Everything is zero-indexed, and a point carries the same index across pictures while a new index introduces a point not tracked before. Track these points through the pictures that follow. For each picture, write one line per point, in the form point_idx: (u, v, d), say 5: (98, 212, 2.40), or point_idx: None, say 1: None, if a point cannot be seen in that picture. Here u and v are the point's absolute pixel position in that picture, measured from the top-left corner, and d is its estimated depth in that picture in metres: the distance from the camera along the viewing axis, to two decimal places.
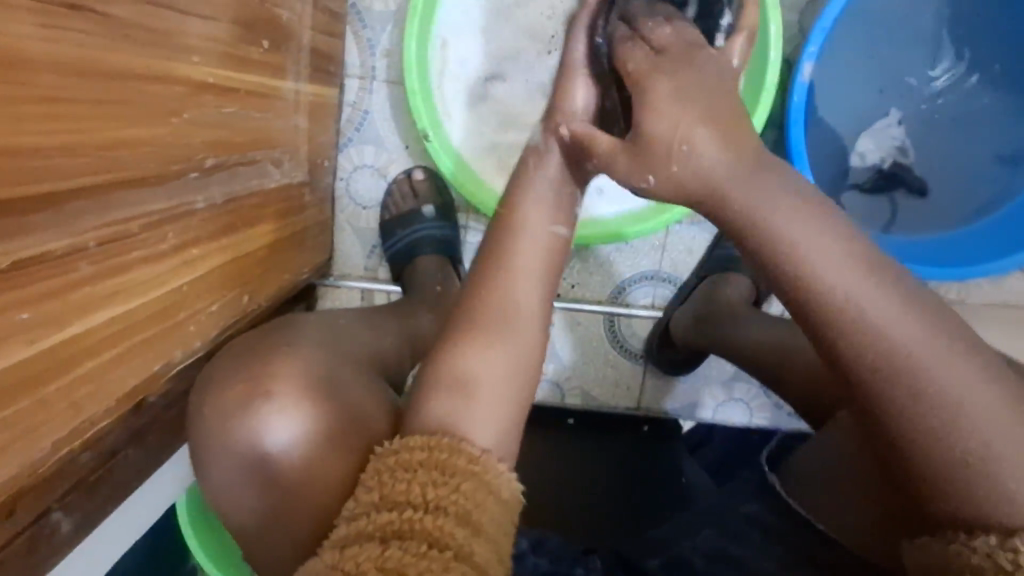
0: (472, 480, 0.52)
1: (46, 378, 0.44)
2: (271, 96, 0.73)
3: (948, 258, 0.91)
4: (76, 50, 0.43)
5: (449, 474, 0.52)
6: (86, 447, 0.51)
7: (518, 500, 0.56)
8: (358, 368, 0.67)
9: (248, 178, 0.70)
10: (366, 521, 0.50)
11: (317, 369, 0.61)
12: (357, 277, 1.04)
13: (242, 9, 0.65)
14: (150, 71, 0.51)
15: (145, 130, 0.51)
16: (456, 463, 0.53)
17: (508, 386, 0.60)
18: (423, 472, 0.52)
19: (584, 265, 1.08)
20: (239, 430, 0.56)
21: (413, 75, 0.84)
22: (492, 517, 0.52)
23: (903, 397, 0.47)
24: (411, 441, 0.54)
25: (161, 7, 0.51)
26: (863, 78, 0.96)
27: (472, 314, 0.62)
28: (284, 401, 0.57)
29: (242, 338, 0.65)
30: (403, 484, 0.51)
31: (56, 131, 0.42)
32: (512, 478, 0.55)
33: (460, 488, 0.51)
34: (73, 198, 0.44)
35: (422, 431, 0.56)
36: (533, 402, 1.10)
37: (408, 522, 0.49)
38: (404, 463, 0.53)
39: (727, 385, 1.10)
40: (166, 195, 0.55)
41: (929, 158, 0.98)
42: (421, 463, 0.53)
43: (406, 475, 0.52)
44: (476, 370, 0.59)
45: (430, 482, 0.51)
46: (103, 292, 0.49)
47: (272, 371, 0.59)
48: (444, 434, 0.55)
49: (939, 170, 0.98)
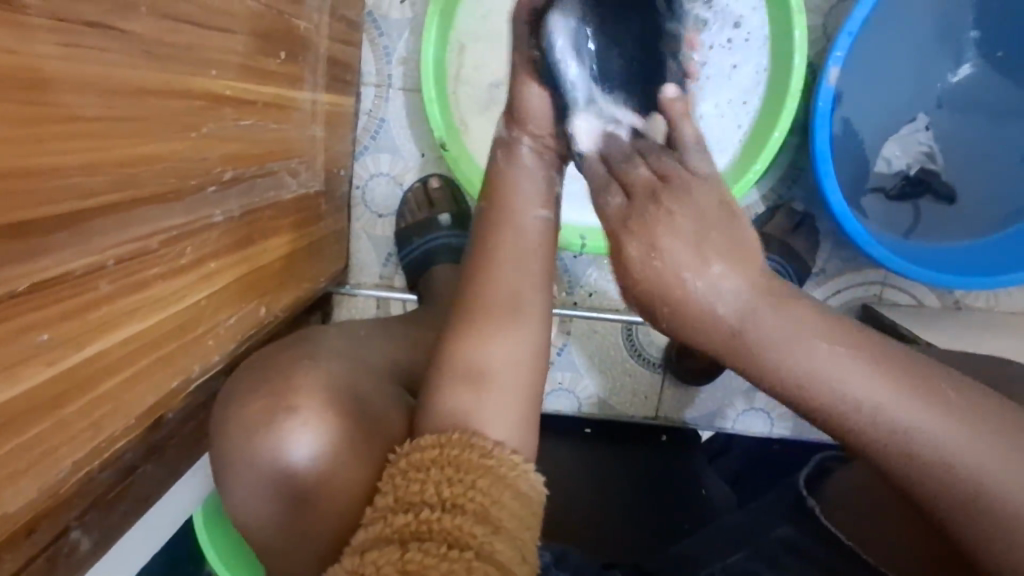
0: (487, 476, 0.52)
1: (65, 398, 0.44)
2: (288, 108, 0.73)
3: (975, 265, 0.89)
4: (95, 68, 0.43)
5: (463, 470, 0.52)
6: (104, 466, 0.51)
7: (538, 495, 0.56)
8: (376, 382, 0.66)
9: (265, 190, 0.70)
10: (381, 524, 0.49)
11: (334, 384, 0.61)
12: (372, 284, 1.04)
13: (259, 21, 0.64)
14: (169, 86, 0.51)
15: (163, 147, 0.51)
16: (468, 459, 0.53)
17: (523, 396, 0.59)
18: (436, 471, 0.52)
19: (602, 273, 1.06)
20: (255, 447, 0.56)
21: (429, 83, 0.83)
22: (510, 511, 0.52)
23: (909, 431, 0.46)
24: (422, 441, 0.54)
25: (179, 22, 0.51)
26: (890, 80, 0.94)
27: (482, 320, 0.60)
28: (300, 416, 0.56)
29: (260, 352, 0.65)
30: (416, 484, 0.51)
31: (76, 150, 0.42)
32: (528, 471, 0.55)
33: (476, 484, 0.51)
34: (92, 216, 0.44)
35: (436, 434, 0.56)
36: (549, 411, 1.09)
37: (425, 523, 0.48)
38: (417, 463, 0.52)
39: (747, 395, 1.09)
40: (185, 210, 0.55)
41: (957, 164, 0.96)
42: (434, 461, 0.52)
43: (419, 474, 0.52)
44: (486, 376, 0.58)
45: (444, 480, 0.51)
46: (122, 310, 0.48)
47: (288, 386, 0.58)
48: (455, 432, 0.55)
49: (969, 174, 0.95)
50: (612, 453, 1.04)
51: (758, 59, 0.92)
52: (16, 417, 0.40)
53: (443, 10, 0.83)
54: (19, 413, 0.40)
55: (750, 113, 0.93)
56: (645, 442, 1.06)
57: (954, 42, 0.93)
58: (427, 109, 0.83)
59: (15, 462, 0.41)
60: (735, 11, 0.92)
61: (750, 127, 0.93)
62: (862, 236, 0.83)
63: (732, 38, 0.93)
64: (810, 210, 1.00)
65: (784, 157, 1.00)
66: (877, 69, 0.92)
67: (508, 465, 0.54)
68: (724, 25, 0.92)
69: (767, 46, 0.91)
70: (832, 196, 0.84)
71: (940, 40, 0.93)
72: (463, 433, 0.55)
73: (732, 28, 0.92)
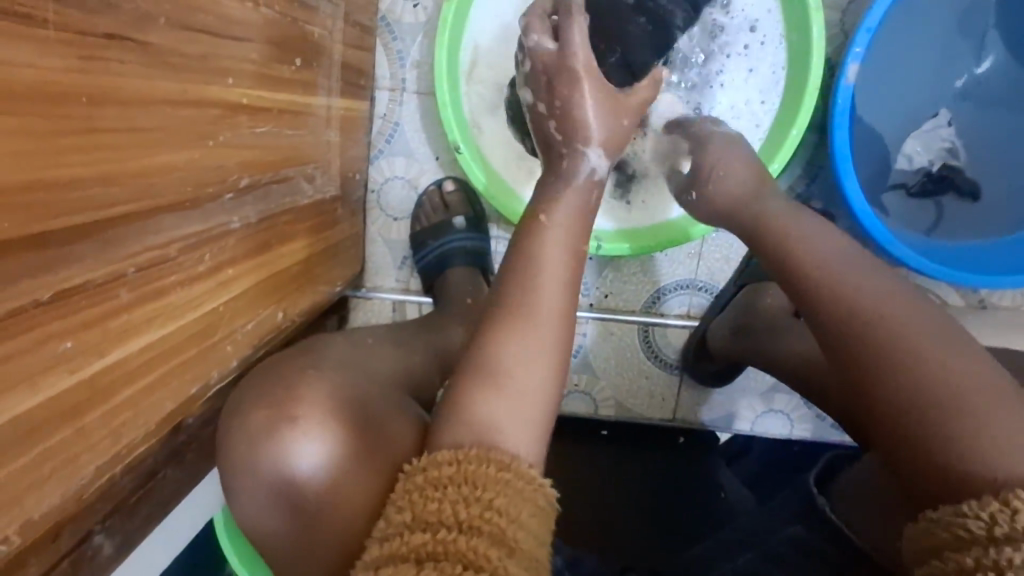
0: (506, 495, 0.50)
1: (84, 408, 0.45)
2: (303, 114, 0.73)
3: (1000, 264, 0.87)
4: (112, 80, 0.43)
5: (481, 488, 0.50)
6: (127, 470, 0.52)
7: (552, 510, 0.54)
8: (388, 390, 0.67)
9: (283, 197, 0.70)
10: (397, 542, 0.47)
11: (343, 390, 0.61)
12: (389, 288, 1.04)
13: (273, 28, 0.65)
14: (185, 96, 0.52)
15: (181, 156, 0.52)
16: (486, 474, 0.51)
17: (538, 402, 0.58)
18: (453, 489, 0.50)
19: (618, 274, 1.06)
20: (265, 455, 0.56)
21: (443, 87, 0.83)
22: (529, 531, 0.50)
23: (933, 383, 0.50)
24: (439, 456, 0.53)
25: (195, 33, 0.52)
26: (909, 76, 0.92)
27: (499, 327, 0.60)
28: (307, 424, 0.57)
29: (277, 356, 0.66)
30: (433, 502, 0.49)
31: (92, 162, 0.42)
32: (546, 487, 0.54)
33: (494, 504, 0.49)
34: (109, 226, 0.44)
35: (450, 446, 0.55)
36: (565, 412, 1.08)
37: (442, 543, 0.46)
38: (434, 480, 0.51)
39: (766, 397, 1.08)
40: (202, 217, 0.56)
41: (981, 161, 0.94)
42: (452, 478, 0.51)
43: (436, 492, 0.50)
44: (505, 382, 0.58)
45: (462, 499, 0.49)
46: (140, 318, 0.49)
47: (296, 394, 0.59)
48: (471, 447, 0.54)
49: (992, 170, 0.93)
50: (631, 455, 1.05)
51: (775, 61, 0.91)
52: (36, 426, 0.41)
53: (457, 13, 0.83)
54: (39, 421, 0.41)
55: (768, 113, 0.92)
56: (664, 442, 1.07)
57: (976, 34, 0.91)
58: (442, 112, 0.83)
59: (37, 470, 0.42)
60: (752, 19, 0.91)
61: (770, 125, 0.92)
62: (883, 235, 0.82)
63: (748, 43, 0.92)
64: (829, 209, 0.98)
65: (802, 156, 0.98)
66: (897, 64, 0.91)
67: (528, 483, 0.53)
68: (742, 31, 0.91)
69: (785, 47, 0.90)
70: (851, 194, 0.82)
71: (961, 35, 0.91)
72: (482, 448, 0.54)
73: (749, 34, 0.92)
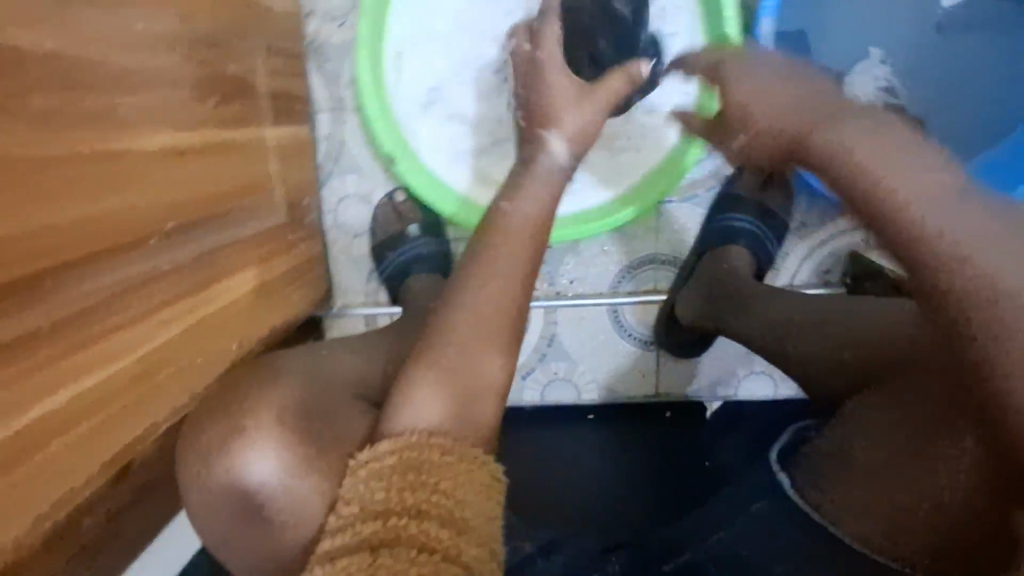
0: (451, 477, 0.53)
1: (24, 457, 0.47)
2: (241, 146, 0.75)
3: None
4: (32, 142, 0.45)
5: (426, 474, 0.53)
6: (77, 516, 0.55)
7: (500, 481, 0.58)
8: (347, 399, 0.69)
9: (225, 232, 0.72)
10: (351, 532, 0.51)
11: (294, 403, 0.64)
12: (360, 304, 1.06)
13: (195, 69, 0.66)
14: (113, 147, 0.53)
15: (113, 204, 0.53)
16: (429, 459, 0.54)
17: (481, 390, 0.61)
18: (399, 477, 0.53)
19: (580, 259, 1.06)
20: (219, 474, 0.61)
21: (369, 101, 0.85)
22: (477, 506, 0.53)
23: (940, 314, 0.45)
24: (378, 446, 0.55)
25: (110, 85, 0.53)
26: (864, 15, 0.90)
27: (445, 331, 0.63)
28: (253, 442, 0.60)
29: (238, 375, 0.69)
30: (380, 493, 0.52)
31: (17, 224, 0.44)
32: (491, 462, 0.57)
33: (440, 487, 0.52)
34: (40, 281, 0.46)
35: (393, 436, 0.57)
36: (549, 401, 1.09)
37: (395, 531, 0.50)
38: (378, 472, 0.54)
39: (747, 360, 1.07)
40: (140, 261, 0.57)
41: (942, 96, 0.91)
42: (394, 468, 0.54)
43: (383, 483, 0.53)
44: (451, 378, 0.60)
45: (408, 487, 0.52)
46: (78, 365, 0.51)
47: (246, 410, 0.62)
48: (414, 434, 0.56)
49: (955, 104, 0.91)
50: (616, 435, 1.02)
51: (693, 25, 0.90)
52: None
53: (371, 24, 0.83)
54: None
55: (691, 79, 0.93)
56: (651, 419, 1.05)
57: None
58: (371, 128, 0.85)
59: None
60: None
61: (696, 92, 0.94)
62: None
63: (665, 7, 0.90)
64: None
65: None
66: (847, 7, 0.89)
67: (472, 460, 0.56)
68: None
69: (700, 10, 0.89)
70: None
71: None
72: (421, 434, 0.56)
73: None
